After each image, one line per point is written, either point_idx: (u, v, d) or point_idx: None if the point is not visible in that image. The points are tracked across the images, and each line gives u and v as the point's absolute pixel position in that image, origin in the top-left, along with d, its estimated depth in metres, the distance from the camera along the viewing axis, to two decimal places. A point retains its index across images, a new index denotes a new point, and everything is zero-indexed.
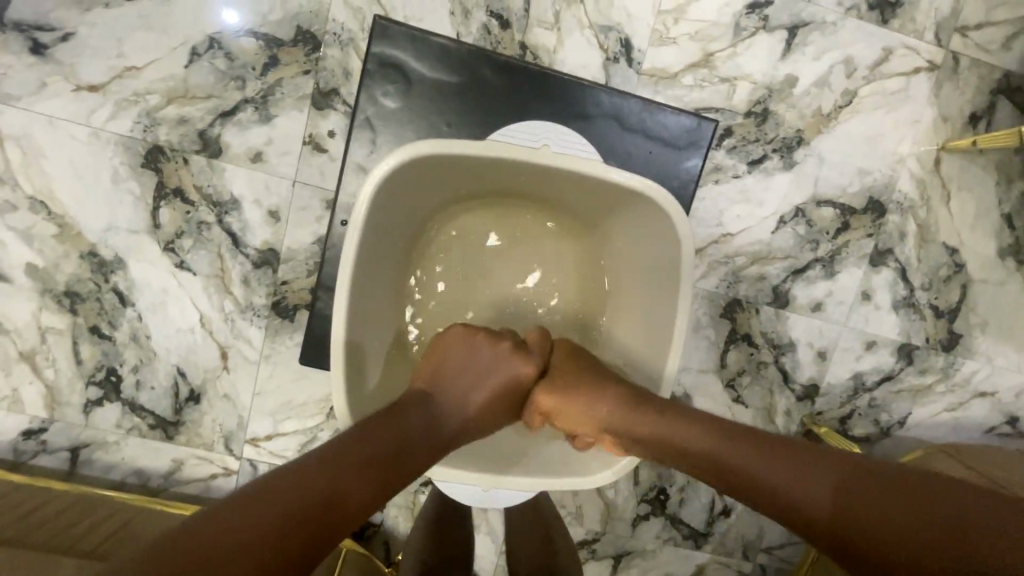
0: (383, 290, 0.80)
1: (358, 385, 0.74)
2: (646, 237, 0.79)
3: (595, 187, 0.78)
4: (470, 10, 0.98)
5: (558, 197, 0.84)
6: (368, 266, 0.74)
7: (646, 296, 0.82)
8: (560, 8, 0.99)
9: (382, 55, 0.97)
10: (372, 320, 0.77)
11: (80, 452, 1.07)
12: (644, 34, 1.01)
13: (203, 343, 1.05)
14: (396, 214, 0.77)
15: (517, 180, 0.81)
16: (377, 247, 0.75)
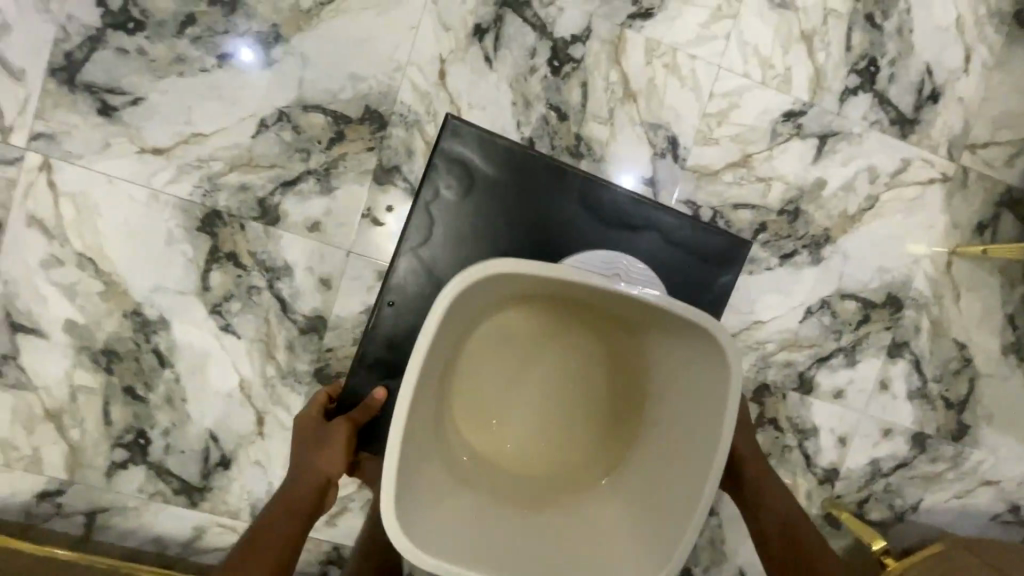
0: (428, 402, 0.80)
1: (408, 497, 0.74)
2: (688, 353, 0.82)
3: (640, 308, 0.82)
4: (531, 102, 1.04)
5: (604, 307, 0.87)
6: (425, 375, 0.76)
7: (679, 411, 0.84)
8: (614, 105, 1.06)
9: (451, 152, 0.98)
10: (418, 434, 0.77)
11: (97, 517, 1.03)
12: (690, 133, 1.08)
13: (239, 408, 1.03)
14: (451, 325, 0.79)
15: (564, 292, 0.84)
16: (431, 363, 0.77)
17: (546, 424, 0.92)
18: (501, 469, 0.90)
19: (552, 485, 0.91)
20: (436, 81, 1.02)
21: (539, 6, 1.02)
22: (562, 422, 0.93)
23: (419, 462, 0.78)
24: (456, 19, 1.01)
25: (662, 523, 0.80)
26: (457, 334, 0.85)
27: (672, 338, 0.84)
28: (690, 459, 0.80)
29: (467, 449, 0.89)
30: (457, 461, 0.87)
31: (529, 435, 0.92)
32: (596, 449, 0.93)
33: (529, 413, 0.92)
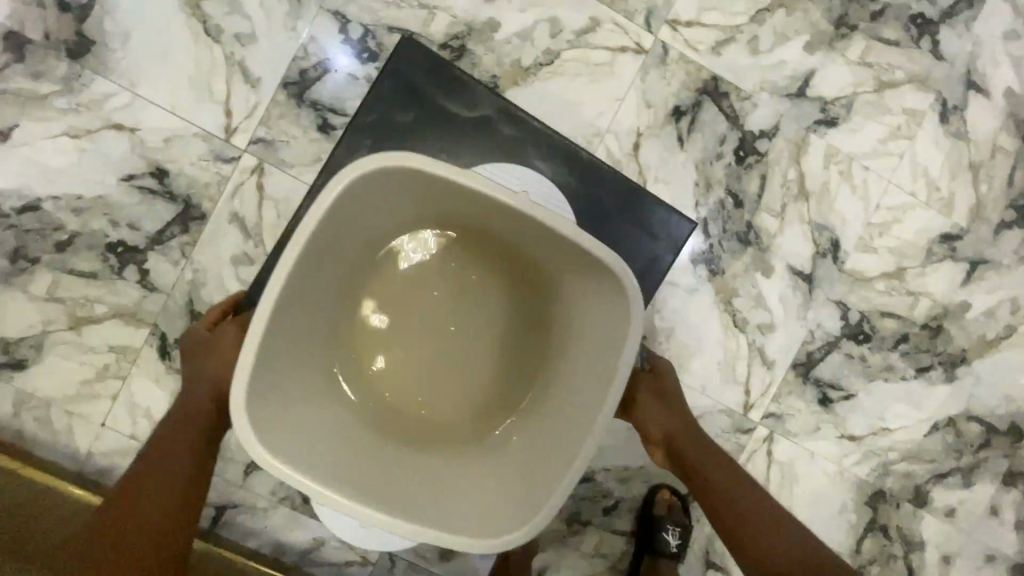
0: (315, 304, 0.81)
1: (261, 396, 0.73)
2: (603, 306, 0.80)
3: (559, 246, 0.79)
4: (712, 185, 1.09)
5: (525, 247, 0.85)
6: (308, 262, 0.74)
7: (580, 364, 0.83)
8: (787, 201, 1.11)
9: (402, 79, 1.00)
10: (292, 330, 0.77)
11: (225, 512, 1.05)
12: (852, 238, 1.13)
13: None
14: (354, 220, 0.78)
15: (470, 214, 0.83)
16: (309, 269, 0.76)
17: (443, 364, 0.90)
18: (382, 391, 0.89)
19: (452, 424, 0.90)
20: (629, 151, 1.07)
21: (735, 99, 1.08)
22: (466, 366, 0.90)
23: (282, 363, 0.77)
24: (659, 98, 1.07)
25: (543, 474, 0.79)
26: (373, 240, 0.85)
27: (586, 285, 0.82)
28: (579, 407, 0.80)
29: (359, 367, 0.89)
30: (328, 365, 0.86)
31: (420, 369, 0.90)
32: (491, 400, 0.91)
33: (431, 344, 0.90)
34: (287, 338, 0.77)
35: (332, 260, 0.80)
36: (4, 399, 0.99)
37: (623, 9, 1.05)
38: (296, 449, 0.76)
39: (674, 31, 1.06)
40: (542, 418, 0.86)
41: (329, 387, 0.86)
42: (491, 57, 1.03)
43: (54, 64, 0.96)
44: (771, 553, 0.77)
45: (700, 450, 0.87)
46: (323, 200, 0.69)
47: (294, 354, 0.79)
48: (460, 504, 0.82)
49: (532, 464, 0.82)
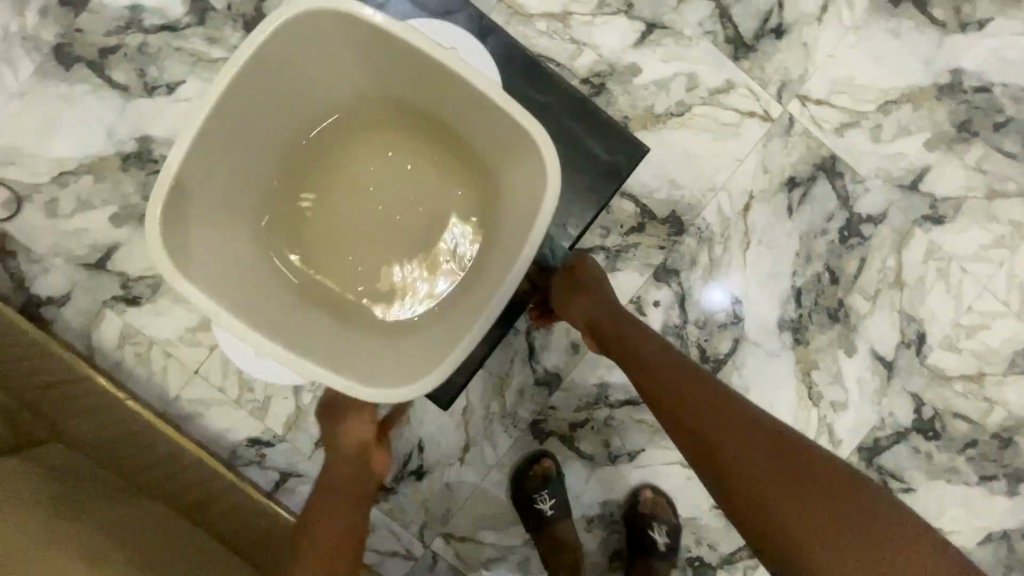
0: (257, 149, 0.81)
1: (184, 215, 0.74)
2: (527, 182, 0.77)
3: (475, 110, 0.78)
4: (812, 257, 1.12)
5: (462, 130, 0.83)
6: (250, 103, 0.75)
7: (503, 248, 0.80)
8: (882, 286, 1.13)
9: None
10: (228, 161, 0.78)
11: (287, 480, 1.07)
12: (939, 335, 1.14)
13: (454, 431, 1.09)
14: (306, 76, 0.79)
15: (398, 85, 0.82)
16: (256, 104, 0.77)
17: (377, 238, 0.89)
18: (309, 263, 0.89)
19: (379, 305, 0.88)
20: (739, 209, 1.10)
21: (849, 180, 1.12)
22: (393, 249, 0.89)
23: (215, 193, 0.78)
24: (776, 165, 1.10)
25: (446, 340, 0.77)
26: (317, 115, 0.85)
27: (516, 165, 0.79)
28: (493, 284, 0.77)
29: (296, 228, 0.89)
30: (265, 220, 0.86)
31: (356, 244, 0.90)
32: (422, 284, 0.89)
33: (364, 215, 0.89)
34: (222, 167, 0.78)
35: (274, 120, 0.81)
36: (111, 331, 1.03)
37: (759, 76, 1.09)
38: (210, 279, 0.76)
39: (803, 106, 1.10)
40: (458, 303, 0.83)
41: (264, 241, 0.86)
42: (627, 99, 1.08)
43: (230, 33, 1.03)
44: (767, 490, 0.67)
45: (625, 341, 0.85)
46: (254, 40, 0.70)
47: (231, 191, 0.80)
48: (367, 360, 0.79)
49: (441, 336, 0.79)
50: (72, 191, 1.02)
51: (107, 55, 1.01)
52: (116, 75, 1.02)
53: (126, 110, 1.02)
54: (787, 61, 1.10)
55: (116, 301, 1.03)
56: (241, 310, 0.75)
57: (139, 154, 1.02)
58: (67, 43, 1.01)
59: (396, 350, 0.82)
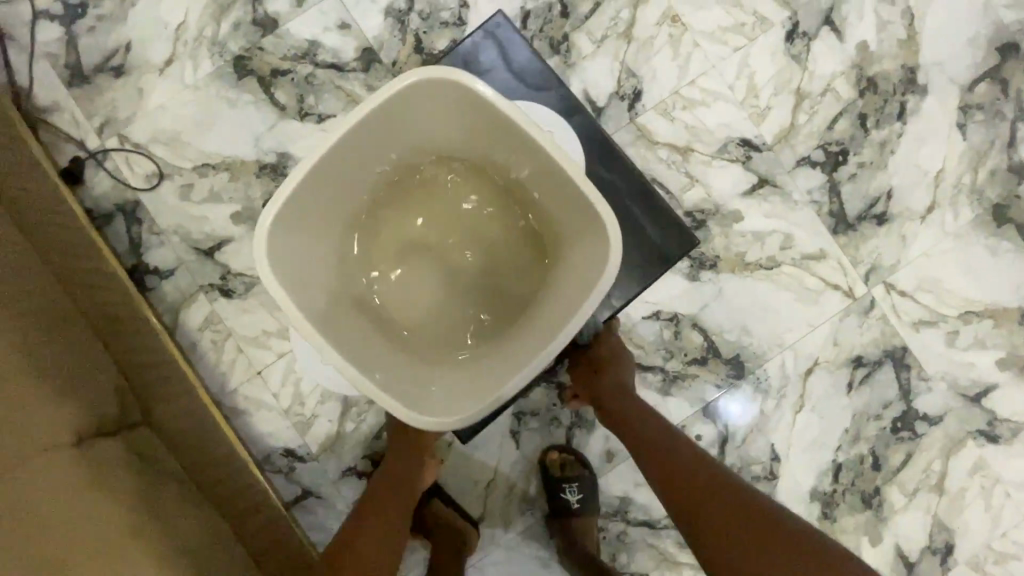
0: (358, 181, 0.87)
1: (286, 228, 0.80)
2: (586, 259, 0.83)
3: (556, 186, 0.83)
4: (860, 438, 1.13)
5: (537, 197, 0.88)
6: (361, 143, 0.82)
7: (551, 312, 0.85)
8: (921, 486, 1.13)
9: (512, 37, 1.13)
10: (333, 187, 0.84)
11: (307, 498, 1.11)
12: (967, 552, 1.13)
13: (474, 499, 1.11)
14: (409, 126, 0.85)
15: (487, 151, 0.88)
16: (366, 145, 0.83)
17: (442, 276, 0.94)
18: (375, 289, 0.93)
19: (431, 335, 0.93)
20: (801, 372, 1.13)
21: (914, 374, 1.13)
22: (455, 284, 0.94)
23: (315, 212, 0.84)
24: (847, 341, 1.13)
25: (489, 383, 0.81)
26: (410, 161, 0.90)
27: (581, 240, 0.84)
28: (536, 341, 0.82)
29: (371, 249, 0.93)
30: (349, 241, 0.91)
31: (425, 282, 0.94)
32: (477, 325, 0.93)
33: (434, 253, 0.94)
34: (328, 192, 0.84)
35: (374, 159, 0.86)
36: (198, 315, 1.11)
37: (852, 255, 1.14)
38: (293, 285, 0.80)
39: (887, 293, 1.14)
40: (501, 353, 0.87)
41: (344, 259, 0.90)
42: (722, 241, 1.13)
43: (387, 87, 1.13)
44: (745, 554, 0.76)
45: (619, 414, 0.97)
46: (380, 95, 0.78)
47: (329, 213, 0.86)
48: (417, 385, 0.83)
49: (487, 376, 0.83)
50: (207, 183, 1.12)
51: (277, 76, 1.13)
52: (278, 95, 1.13)
53: (278, 127, 1.12)
54: (882, 247, 1.14)
55: (211, 290, 1.11)
56: (317, 315, 0.81)
57: (275, 167, 1.12)
58: (247, 58, 1.13)
59: (446, 379, 0.86)
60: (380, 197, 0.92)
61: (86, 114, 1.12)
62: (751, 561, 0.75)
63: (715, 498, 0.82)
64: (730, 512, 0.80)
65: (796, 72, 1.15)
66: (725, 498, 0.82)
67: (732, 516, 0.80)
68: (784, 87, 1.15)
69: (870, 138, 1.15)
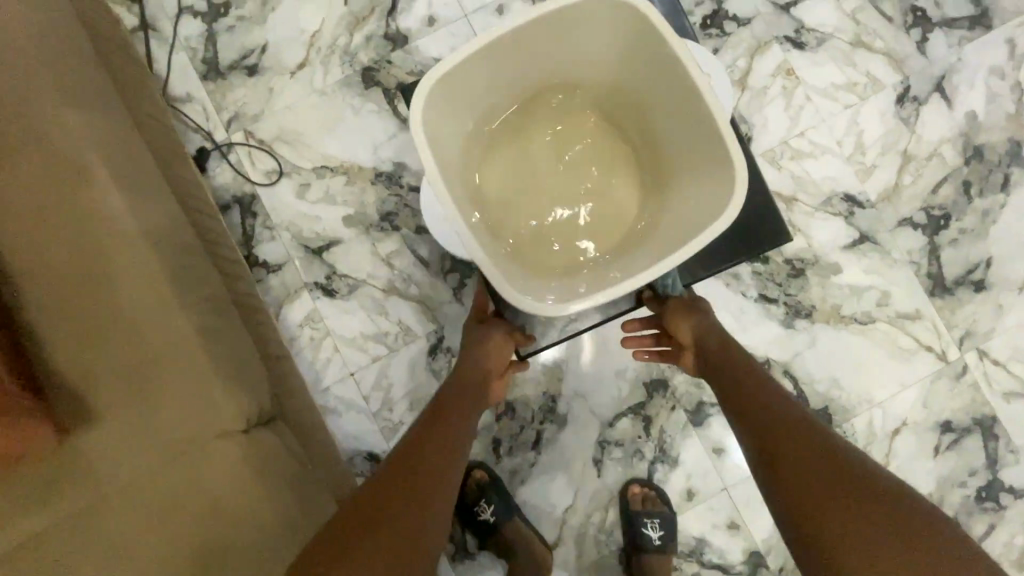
0: (506, 82, 0.82)
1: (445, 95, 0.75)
2: (700, 206, 0.76)
3: (691, 130, 0.77)
4: (943, 505, 1.12)
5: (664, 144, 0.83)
6: (526, 42, 0.77)
7: (657, 249, 0.77)
8: (1002, 560, 1.11)
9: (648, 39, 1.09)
10: (488, 76, 0.79)
11: None
12: None
13: (550, 524, 1.11)
14: (571, 43, 0.80)
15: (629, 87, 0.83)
16: (528, 48, 0.78)
17: (549, 193, 0.86)
18: (485, 189, 0.86)
19: (524, 245, 0.85)
20: (888, 431, 1.13)
21: (1002, 444, 1.13)
22: (560, 207, 0.86)
23: (465, 95, 0.78)
24: (938, 403, 1.13)
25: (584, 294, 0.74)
26: (555, 83, 0.85)
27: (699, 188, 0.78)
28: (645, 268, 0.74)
29: (490, 153, 0.87)
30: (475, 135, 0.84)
31: (528, 201, 0.86)
32: (572, 252, 0.85)
33: (548, 171, 0.87)
34: (484, 79, 0.79)
35: (528, 65, 0.81)
36: (299, 312, 1.13)
37: (947, 318, 1.14)
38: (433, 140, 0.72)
39: (980, 360, 1.14)
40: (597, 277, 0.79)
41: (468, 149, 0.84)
42: (820, 292, 1.14)
43: None
44: (822, 494, 0.63)
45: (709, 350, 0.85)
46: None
47: (474, 101, 0.81)
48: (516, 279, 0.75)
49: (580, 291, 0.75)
50: (324, 184, 1.16)
51: (401, 90, 1.17)
52: (401, 108, 1.17)
53: (397, 138, 1.16)
54: (978, 314, 1.15)
55: (315, 288, 1.14)
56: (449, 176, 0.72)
57: (390, 176, 1.16)
58: (375, 70, 1.17)
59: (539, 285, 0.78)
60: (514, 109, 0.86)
61: (215, 107, 1.17)
62: (825, 502, 0.62)
63: (798, 434, 0.70)
64: (811, 450, 0.68)
65: (903, 134, 1.18)
66: (807, 439, 0.69)
67: (820, 454, 0.67)
68: (891, 148, 1.17)
69: (973, 206, 1.16)
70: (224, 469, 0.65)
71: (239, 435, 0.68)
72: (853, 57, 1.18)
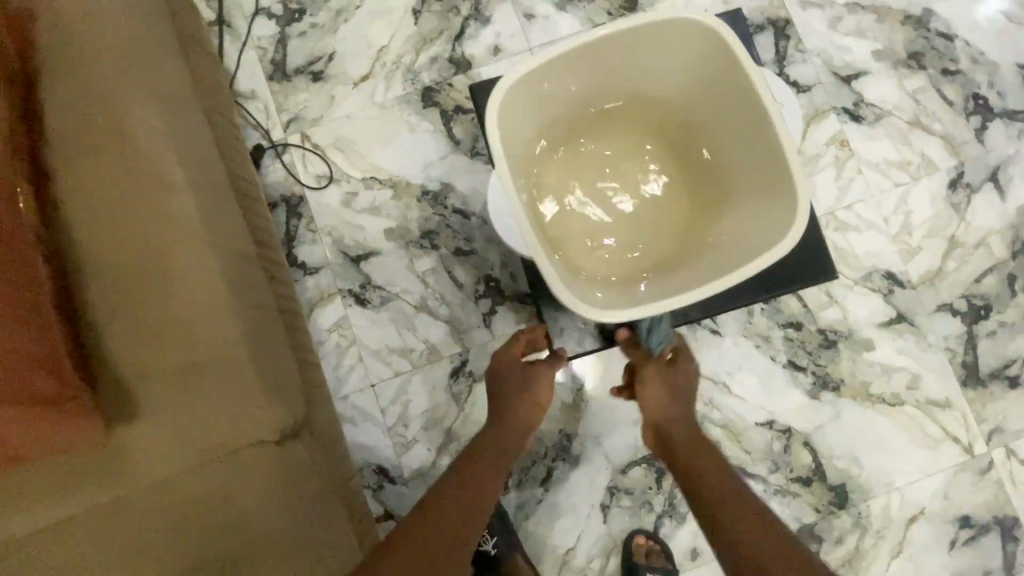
0: (576, 91, 0.79)
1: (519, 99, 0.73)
2: (753, 239, 0.72)
3: (754, 162, 0.73)
4: None
5: (724, 172, 0.79)
6: (600, 56, 0.74)
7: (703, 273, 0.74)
8: None
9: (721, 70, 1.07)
10: (559, 85, 0.76)
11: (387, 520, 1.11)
12: None
13: (550, 564, 1.10)
14: (644, 61, 0.77)
15: (696, 111, 0.80)
16: (602, 60, 0.75)
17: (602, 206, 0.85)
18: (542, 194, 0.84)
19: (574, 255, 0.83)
20: (904, 518, 1.10)
21: (1021, 548, 1.10)
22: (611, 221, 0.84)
23: (535, 102, 0.76)
24: (958, 497, 1.11)
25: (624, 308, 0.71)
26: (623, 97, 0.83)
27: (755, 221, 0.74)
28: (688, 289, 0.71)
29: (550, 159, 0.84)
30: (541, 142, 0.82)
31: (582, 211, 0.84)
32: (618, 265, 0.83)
33: (603, 186, 0.85)
34: (553, 87, 0.76)
35: (599, 78, 0.78)
36: (329, 316, 1.15)
37: (978, 410, 1.12)
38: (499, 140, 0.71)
39: (1007, 458, 1.11)
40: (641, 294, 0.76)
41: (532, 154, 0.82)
42: (850, 366, 1.13)
43: None
44: None
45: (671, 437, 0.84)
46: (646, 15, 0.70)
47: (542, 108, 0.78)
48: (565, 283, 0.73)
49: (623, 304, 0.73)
50: (371, 195, 1.18)
51: (458, 113, 1.19)
52: (456, 130, 1.19)
53: (448, 159, 1.18)
54: (1010, 411, 1.12)
55: (349, 295, 1.15)
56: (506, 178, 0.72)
57: (437, 195, 1.18)
58: (436, 91, 1.20)
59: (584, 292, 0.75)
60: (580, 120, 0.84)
61: (277, 107, 1.20)
62: None
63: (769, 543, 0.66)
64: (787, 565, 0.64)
65: (952, 219, 1.17)
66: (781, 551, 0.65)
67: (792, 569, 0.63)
68: (938, 231, 1.16)
69: (1016, 300, 1.15)
70: (255, 493, 0.67)
71: (272, 446, 0.69)
72: (909, 137, 1.18)
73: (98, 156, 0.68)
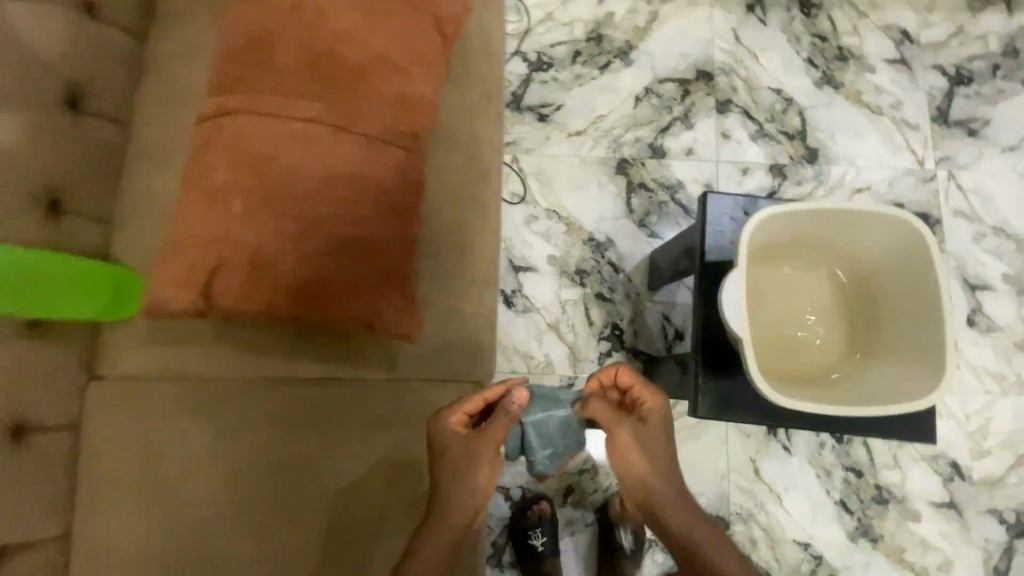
0: (796, 232, 0.89)
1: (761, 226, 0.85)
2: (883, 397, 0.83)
3: (908, 342, 0.84)
4: None
5: (880, 337, 0.89)
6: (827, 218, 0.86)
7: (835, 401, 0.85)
8: None
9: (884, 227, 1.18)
10: (789, 225, 0.87)
11: None
12: None
13: None
14: (854, 233, 0.88)
15: (878, 281, 0.90)
16: (825, 221, 0.86)
17: (770, 320, 0.95)
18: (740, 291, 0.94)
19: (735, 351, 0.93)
20: None
21: None
22: (773, 334, 0.95)
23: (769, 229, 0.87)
24: None
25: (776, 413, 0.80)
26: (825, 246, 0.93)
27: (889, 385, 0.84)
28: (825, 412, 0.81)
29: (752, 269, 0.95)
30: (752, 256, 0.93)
31: (755, 317, 0.95)
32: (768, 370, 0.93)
33: (779, 306, 0.95)
34: (785, 225, 0.87)
35: (815, 229, 0.89)
36: None
37: None
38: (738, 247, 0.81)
39: None
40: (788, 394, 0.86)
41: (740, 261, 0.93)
42: (894, 528, 1.25)
43: None
44: None
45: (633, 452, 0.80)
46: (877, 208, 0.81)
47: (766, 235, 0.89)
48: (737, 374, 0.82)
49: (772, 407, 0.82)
50: (548, 225, 1.41)
51: (641, 189, 1.43)
52: (634, 201, 1.42)
53: (619, 221, 1.41)
54: None
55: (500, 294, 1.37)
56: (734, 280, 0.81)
57: (599, 245, 1.40)
58: (630, 164, 1.44)
59: None
60: (784, 249, 0.94)
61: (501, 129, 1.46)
62: None
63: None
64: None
65: None
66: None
67: None
68: (1012, 445, 1.29)
69: None
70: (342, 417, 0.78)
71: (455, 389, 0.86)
72: (1011, 355, 1.33)
73: (459, 123, 0.82)
